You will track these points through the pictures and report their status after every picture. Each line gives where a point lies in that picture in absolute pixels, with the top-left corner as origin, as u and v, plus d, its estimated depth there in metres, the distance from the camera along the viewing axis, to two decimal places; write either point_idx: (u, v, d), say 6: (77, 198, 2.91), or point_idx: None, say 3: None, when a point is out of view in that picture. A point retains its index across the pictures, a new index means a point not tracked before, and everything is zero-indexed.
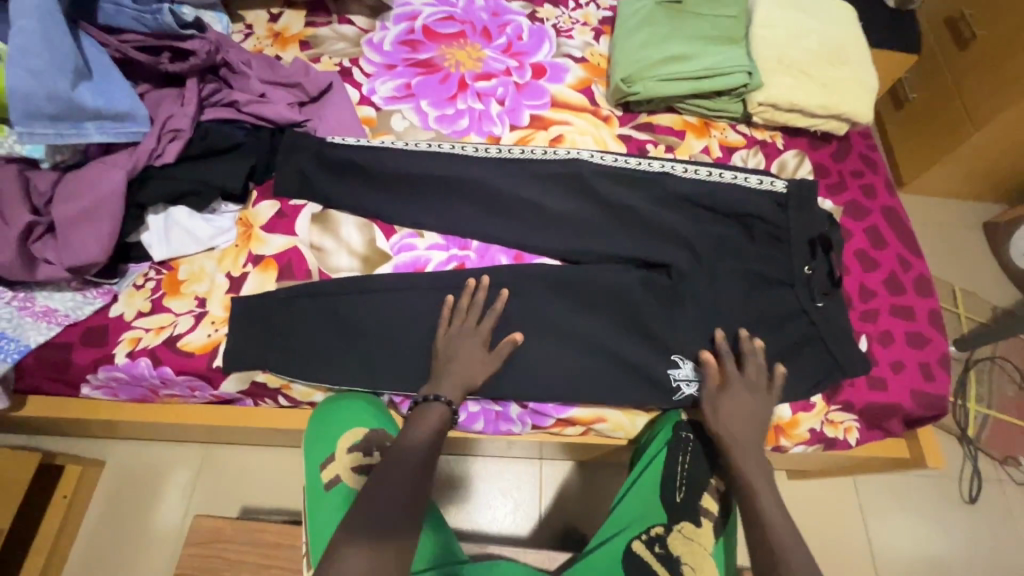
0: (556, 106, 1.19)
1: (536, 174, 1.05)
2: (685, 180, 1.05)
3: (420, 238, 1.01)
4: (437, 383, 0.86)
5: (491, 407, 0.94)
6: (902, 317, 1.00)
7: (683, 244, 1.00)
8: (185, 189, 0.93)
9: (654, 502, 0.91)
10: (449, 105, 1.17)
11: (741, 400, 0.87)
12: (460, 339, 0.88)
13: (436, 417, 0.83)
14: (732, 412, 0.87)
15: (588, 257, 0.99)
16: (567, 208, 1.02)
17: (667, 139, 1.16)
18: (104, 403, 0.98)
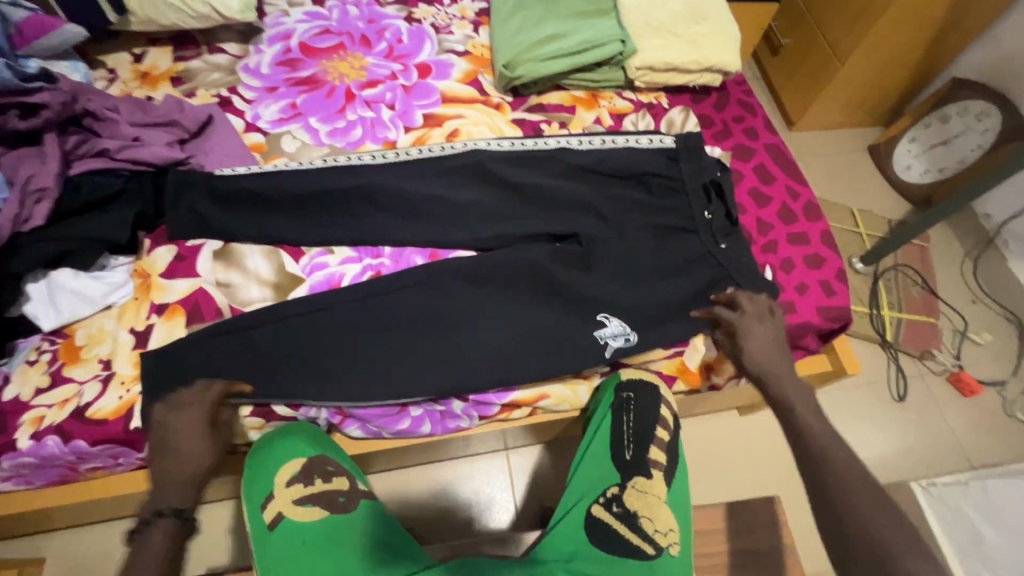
0: (447, 102, 1.19)
1: (438, 172, 1.05)
2: (580, 152, 1.08)
3: (331, 254, 0.99)
4: (158, 492, 0.75)
5: (433, 407, 0.94)
6: (799, 242, 1.07)
7: (590, 213, 1.03)
8: (66, 251, 0.87)
9: (608, 463, 0.93)
10: (339, 117, 1.15)
11: (758, 334, 0.89)
12: (177, 440, 0.78)
13: (161, 540, 0.71)
14: (757, 348, 0.87)
15: (503, 241, 1.00)
16: (475, 199, 1.03)
17: (560, 116, 1.19)
18: (18, 495, 0.91)
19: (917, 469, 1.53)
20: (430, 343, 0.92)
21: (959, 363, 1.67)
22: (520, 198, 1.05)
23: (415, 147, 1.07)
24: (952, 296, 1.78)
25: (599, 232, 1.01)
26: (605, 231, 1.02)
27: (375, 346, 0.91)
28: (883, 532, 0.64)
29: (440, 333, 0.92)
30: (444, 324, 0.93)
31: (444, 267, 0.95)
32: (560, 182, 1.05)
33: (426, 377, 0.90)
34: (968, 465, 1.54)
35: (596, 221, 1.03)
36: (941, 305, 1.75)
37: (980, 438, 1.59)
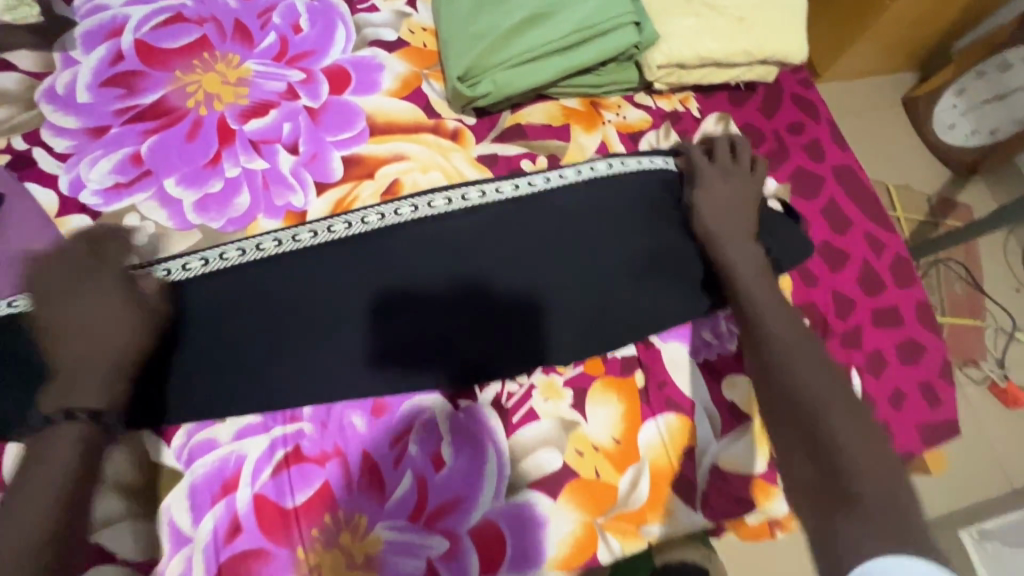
0: (379, 133, 0.79)
1: (374, 284, 0.68)
2: (577, 190, 0.75)
3: (220, 424, 0.64)
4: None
5: None
6: (888, 324, 0.78)
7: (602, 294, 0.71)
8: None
9: None
10: (213, 174, 0.75)
11: (717, 188, 0.74)
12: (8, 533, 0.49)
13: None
14: (711, 201, 0.73)
15: (477, 356, 0.68)
16: (451, 245, 0.71)
17: (547, 145, 0.81)
18: None
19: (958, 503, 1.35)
20: (387, 566, 0.61)
21: (1004, 372, 1.47)
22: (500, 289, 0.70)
23: (339, 217, 0.71)
24: (996, 288, 1.55)
25: (615, 327, 0.71)
26: (625, 321, 0.71)
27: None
28: (808, 383, 0.58)
29: (399, 545, 0.62)
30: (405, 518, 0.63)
31: (378, 329, 0.67)
32: (567, 260, 0.72)
33: None
34: None
35: (611, 308, 0.71)
36: (986, 302, 1.52)
37: None
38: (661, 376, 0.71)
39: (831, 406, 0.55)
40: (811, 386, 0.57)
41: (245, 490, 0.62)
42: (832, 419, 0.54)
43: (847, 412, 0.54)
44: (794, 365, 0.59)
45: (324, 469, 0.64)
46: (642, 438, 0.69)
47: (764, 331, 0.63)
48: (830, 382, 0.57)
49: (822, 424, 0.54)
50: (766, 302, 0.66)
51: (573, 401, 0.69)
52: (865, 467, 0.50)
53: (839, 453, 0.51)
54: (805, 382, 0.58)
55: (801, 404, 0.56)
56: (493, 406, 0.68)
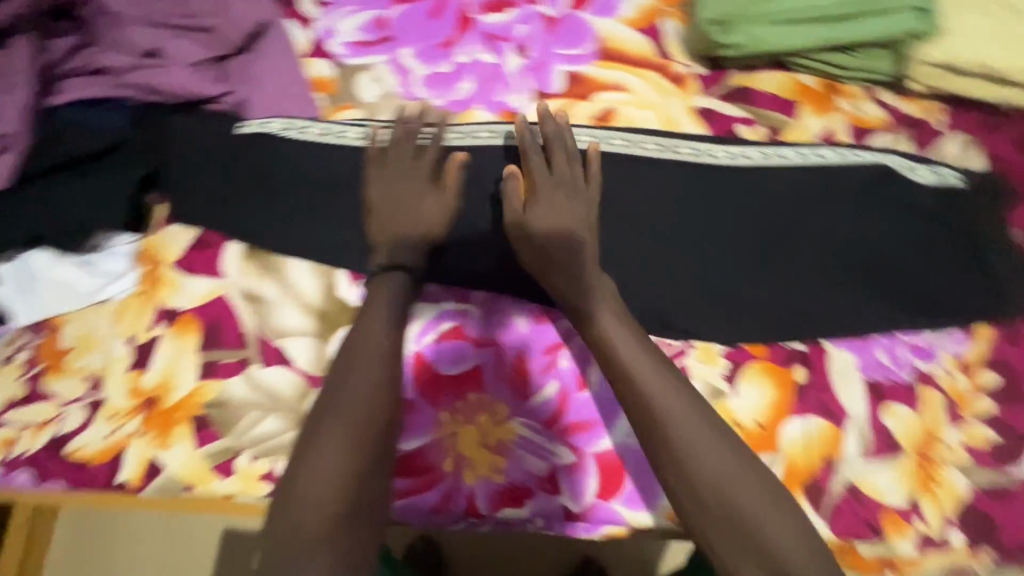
0: (606, 58, 0.78)
1: None
2: (799, 173, 0.72)
3: None
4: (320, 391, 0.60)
5: (506, 520, 0.64)
6: None
7: (776, 277, 0.71)
8: (40, 232, 0.64)
9: None
10: (444, 56, 0.77)
11: (557, 205, 0.64)
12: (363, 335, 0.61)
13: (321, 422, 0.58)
14: (548, 217, 0.63)
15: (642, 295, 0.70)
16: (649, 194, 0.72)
17: (771, 116, 0.77)
18: None
19: None
20: (515, 456, 0.65)
21: None
22: (680, 242, 0.72)
23: None
24: None
25: (781, 313, 0.70)
26: (792, 308, 0.70)
27: (438, 441, 0.65)
28: (705, 450, 0.55)
29: (529, 443, 0.65)
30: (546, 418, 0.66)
31: None
32: (753, 237, 0.72)
33: (499, 503, 0.64)
34: None
35: (783, 294, 0.71)
36: None
37: None
38: (821, 379, 0.69)
39: (728, 477, 0.55)
40: (713, 455, 0.55)
41: (409, 346, 0.68)
42: (732, 492, 0.54)
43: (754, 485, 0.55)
44: (648, 395, 0.57)
45: (479, 352, 0.68)
46: (784, 427, 0.67)
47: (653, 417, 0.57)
48: (717, 435, 0.57)
49: (726, 483, 0.54)
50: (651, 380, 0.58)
51: (727, 373, 0.68)
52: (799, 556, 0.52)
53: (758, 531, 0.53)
54: (703, 452, 0.55)
55: (690, 466, 0.55)
56: None
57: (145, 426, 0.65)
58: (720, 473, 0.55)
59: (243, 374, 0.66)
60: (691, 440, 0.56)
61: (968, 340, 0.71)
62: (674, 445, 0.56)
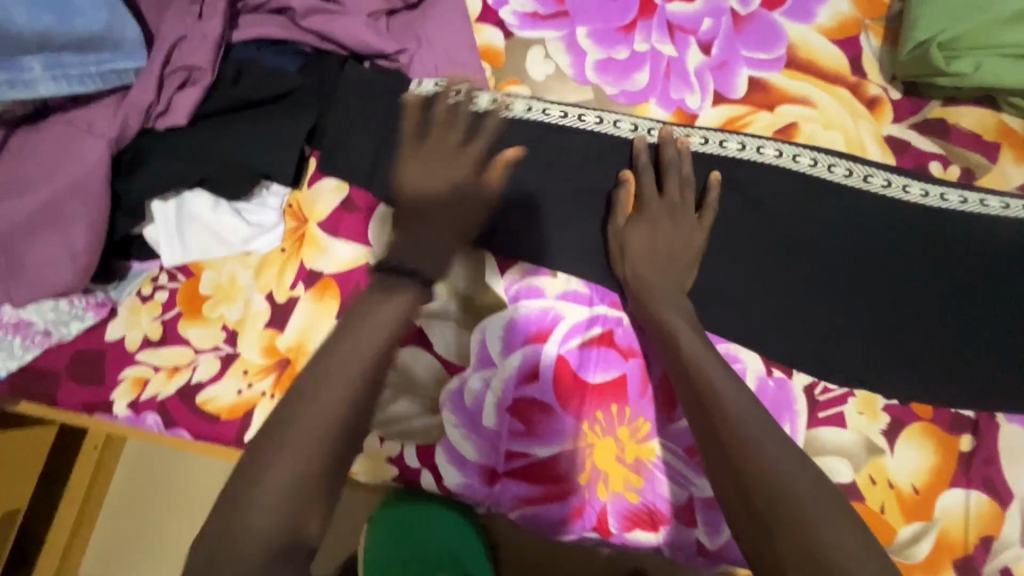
0: (794, 68, 0.72)
1: (737, 221, 0.67)
2: (999, 224, 0.66)
3: (551, 277, 0.66)
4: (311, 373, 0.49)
5: (636, 541, 0.61)
6: None
7: (952, 333, 0.66)
8: (208, 172, 0.61)
9: None
10: (622, 41, 0.72)
11: (660, 231, 0.64)
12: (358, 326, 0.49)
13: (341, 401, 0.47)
14: (654, 247, 0.63)
15: (806, 328, 0.65)
16: (826, 225, 0.67)
17: (968, 156, 0.70)
18: (101, 425, 0.67)
19: None
20: (652, 479, 0.61)
21: None
22: (854, 279, 0.66)
23: (734, 136, 0.68)
24: None
25: (954, 372, 0.65)
26: (967, 369, 0.65)
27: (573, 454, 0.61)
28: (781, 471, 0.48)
29: (669, 468, 0.61)
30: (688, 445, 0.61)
31: (725, 264, 0.67)
32: (935, 287, 0.66)
33: (631, 525, 0.61)
34: None
35: (958, 352, 0.65)
36: None
37: None
38: (991, 453, 0.63)
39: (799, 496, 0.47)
40: (782, 470, 0.48)
41: (553, 346, 0.63)
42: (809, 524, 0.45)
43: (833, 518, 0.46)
44: (730, 404, 0.53)
45: (626, 363, 0.63)
46: (944, 496, 0.62)
47: (731, 428, 0.51)
48: (787, 450, 0.50)
49: (790, 500, 0.47)
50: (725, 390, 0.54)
51: (887, 429, 0.63)
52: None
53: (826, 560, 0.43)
54: (778, 466, 0.49)
55: (757, 484, 0.48)
56: (804, 390, 0.64)
57: (276, 388, 0.62)
58: (796, 494, 0.47)
59: None
60: (762, 449, 0.49)
61: None
62: (755, 456, 0.49)
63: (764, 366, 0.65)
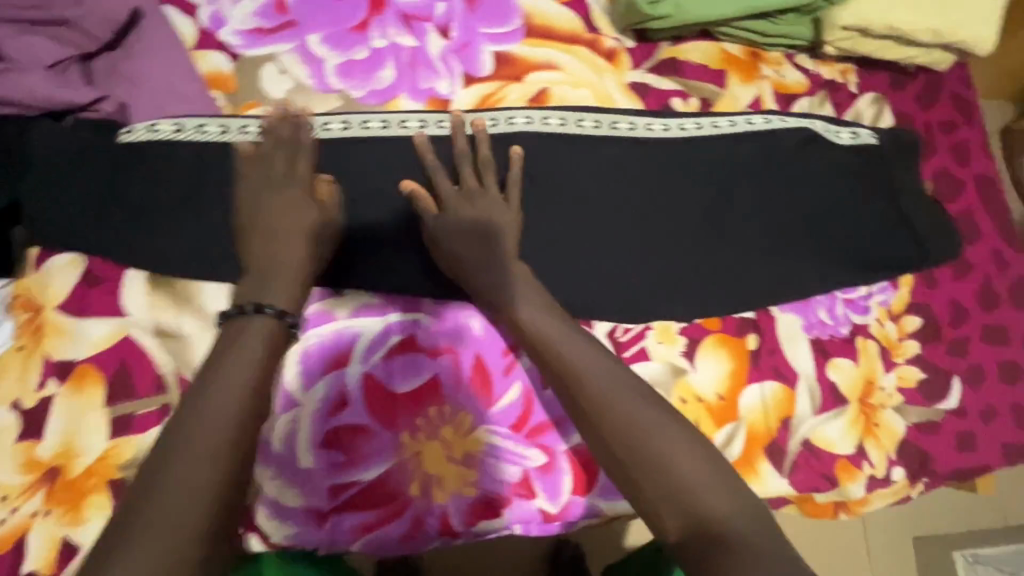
0: (533, 36, 0.74)
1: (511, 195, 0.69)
2: (733, 141, 0.73)
3: (338, 298, 0.63)
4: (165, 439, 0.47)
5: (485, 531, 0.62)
6: (995, 342, 0.78)
7: (724, 246, 0.71)
8: None
9: None
10: (358, 41, 0.70)
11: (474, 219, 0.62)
12: (203, 407, 0.48)
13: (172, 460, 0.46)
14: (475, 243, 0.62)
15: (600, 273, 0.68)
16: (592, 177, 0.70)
17: (703, 87, 0.77)
18: None
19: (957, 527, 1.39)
20: (485, 466, 0.62)
21: None
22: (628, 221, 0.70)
23: (487, 113, 0.70)
24: None
25: (734, 283, 0.70)
26: (743, 277, 0.71)
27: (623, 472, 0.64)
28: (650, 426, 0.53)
29: (498, 450, 0.63)
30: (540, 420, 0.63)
31: None
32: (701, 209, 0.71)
33: (475, 517, 0.62)
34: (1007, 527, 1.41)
35: (734, 265, 0.71)
36: None
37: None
38: (772, 343, 0.71)
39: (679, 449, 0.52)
40: (651, 432, 0.52)
41: (356, 366, 0.62)
42: (671, 466, 0.51)
43: (704, 466, 0.51)
44: (593, 381, 0.56)
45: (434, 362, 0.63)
46: (744, 396, 0.69)
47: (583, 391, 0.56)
48: (631, 396, 0.55)
49: (651, 450, 0.52)
50: (579, 355, 0.58)
51: (685, 349, 0.69)
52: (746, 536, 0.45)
53: (688, 497, 0.49)
54: (633, 422, 0.53)
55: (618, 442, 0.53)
56: (607, 336, 0.68)
57: (50, 503, 0.55)
58: (673, 454, 0.51)
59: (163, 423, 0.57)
60: (617, 402, 0.54)
61: (894, 289, 0.76)
62: (648, 436, 0.52)
63: None
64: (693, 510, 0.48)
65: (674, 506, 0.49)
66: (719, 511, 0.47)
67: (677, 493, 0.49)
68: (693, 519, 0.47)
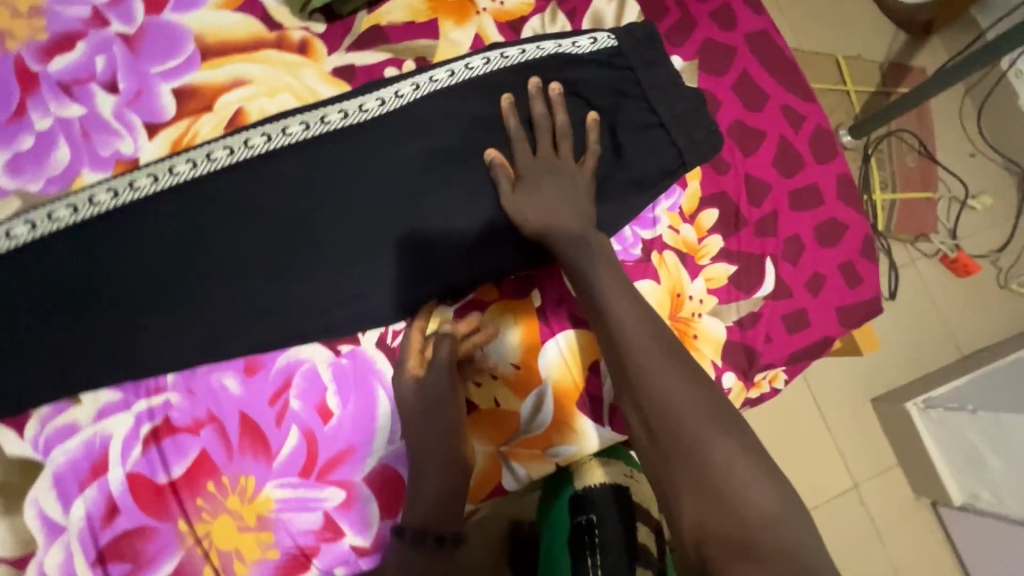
0: (211, 56, 0.68)
1: (230, 234, 0.63)
2: (457, 92, 0.66)
3: (79, 405, 0.60)
4: None
5: None
6: (806, 206, 0.72)
7: (467, 233, 0.64)
8: None
9: None
10: (19, 129, 0.64)
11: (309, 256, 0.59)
12: None
13: None
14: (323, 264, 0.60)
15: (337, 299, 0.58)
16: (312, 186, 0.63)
17: (415, 46, 0.70)
18: None
19: (909, 374, 1.36)
20: (279, 523, 0.59)
21: (956, 243, 1.42)
22: (356, 241, 0.63)
23: (181, 156, 0.63)
24: (950, 154, 1.47)
25: (499, 254, 0.64)
26: (508, 244, 0.64)
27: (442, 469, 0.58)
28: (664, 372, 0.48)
29: (291, 503, 0.59)
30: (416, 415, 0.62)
31: (239, 279, 0.62)
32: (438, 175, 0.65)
33: None
34: (960, 358, 1.37)
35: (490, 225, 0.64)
36: (939, 172, 1.46)
37: (974, 323, 1.41)
38: (559, 292, 0.66)
39: (686, 409, 0.45)
40: (682, 409, 0.45)
41: (116, 470, 0.59)
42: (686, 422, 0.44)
43: (720, 431, 0.44)
44: (649, 356, 0.49)
45: (199, 437, 0.60)
46: (543, 358, 0.64)
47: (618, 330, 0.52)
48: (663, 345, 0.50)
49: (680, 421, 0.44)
50: (613, 298, 0.55)
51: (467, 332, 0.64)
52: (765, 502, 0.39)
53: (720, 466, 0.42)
54: (673, 392, 0.46)
55: (643, 397, 0.47)
56: (378, 347, 0.63)
57: None
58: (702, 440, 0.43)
59: None
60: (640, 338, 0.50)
61: (683, 189, 0.69)
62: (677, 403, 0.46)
63: (330, 350, 0.63)
64: (720, 494, 0.40)
65: (701, 495, 0.41)
66: (763, 506, 0.39)
67: (705, 477, 0.42)
68: (722, 512, 0.39)
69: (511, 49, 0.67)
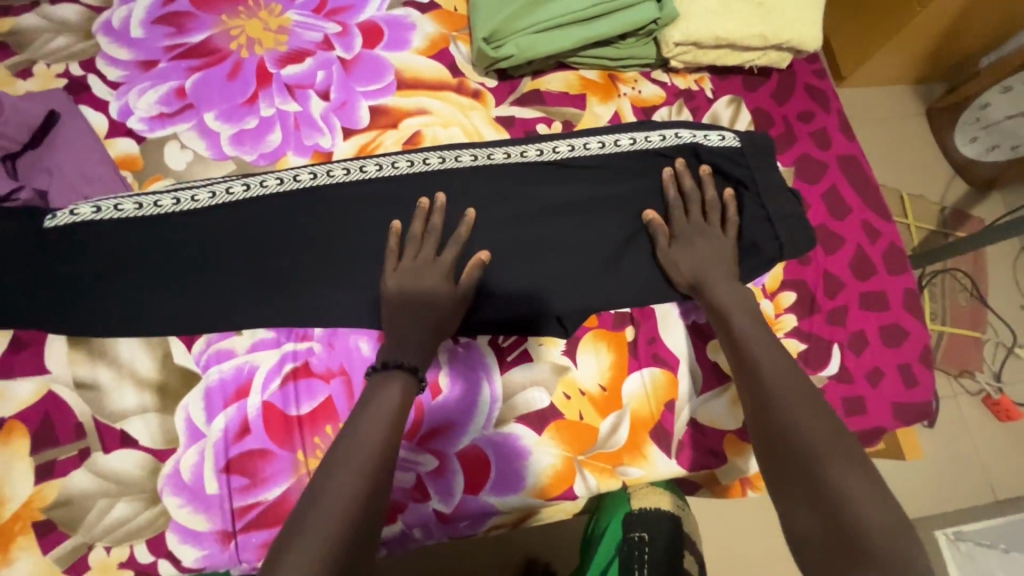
0: (405, 87, 0.85)
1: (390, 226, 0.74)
2: (600, 158, 0.78)
3: (239, 335, 0.70)
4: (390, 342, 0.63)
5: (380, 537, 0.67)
6: (875, 307, 0.81)
7: (531, 288, 0.73)
8: None
9: None
10: (249, 112, 0.81)
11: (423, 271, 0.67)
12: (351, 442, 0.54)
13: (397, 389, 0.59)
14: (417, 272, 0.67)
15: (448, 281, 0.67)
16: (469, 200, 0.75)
17: (565, 112, 0.86)
18: None
19: (939, 505, 1.36)
20: None
21: (1000, 386, 1.47)
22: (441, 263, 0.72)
23: (371, 159, 0.76)
24: (1002, 301, 1.54)
25: (592, 300, 0.73)
26: (604, 294, 0.73)
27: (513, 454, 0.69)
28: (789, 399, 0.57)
29: None
30: (512, 409, 0.71)
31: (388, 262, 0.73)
32: (571, 214, 0.76)
33: None
34: (993, 500, 1.38)
35: (612, 274, 0.74)
36: (990, 315, 1.52)
37: (1011, 470, 1.42)
38: (651, 333, 0.76)
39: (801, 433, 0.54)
40: (805, 438, 0.53)
41: (256, 396, 0.68)
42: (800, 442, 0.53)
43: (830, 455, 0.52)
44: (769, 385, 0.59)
45: (329, 385, 0.70)
46: (630, 390, 0.73)
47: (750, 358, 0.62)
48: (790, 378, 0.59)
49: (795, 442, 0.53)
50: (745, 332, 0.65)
51: (566, 348, 0.74)
52: (872, 522, 0.46)
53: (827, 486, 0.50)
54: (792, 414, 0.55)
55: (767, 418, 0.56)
56: (489, 344, 0.73)
57: None
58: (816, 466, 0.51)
59: (85, 465, 0.65)
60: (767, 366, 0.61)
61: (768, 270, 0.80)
62: (801, 438, 0.53)
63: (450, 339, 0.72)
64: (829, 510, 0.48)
65: (812, 508, 0.49)
66: (871, 527, 0.46)
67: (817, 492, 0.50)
68: (830, 525, 0.47)
69: (649, 126, 0.81)
